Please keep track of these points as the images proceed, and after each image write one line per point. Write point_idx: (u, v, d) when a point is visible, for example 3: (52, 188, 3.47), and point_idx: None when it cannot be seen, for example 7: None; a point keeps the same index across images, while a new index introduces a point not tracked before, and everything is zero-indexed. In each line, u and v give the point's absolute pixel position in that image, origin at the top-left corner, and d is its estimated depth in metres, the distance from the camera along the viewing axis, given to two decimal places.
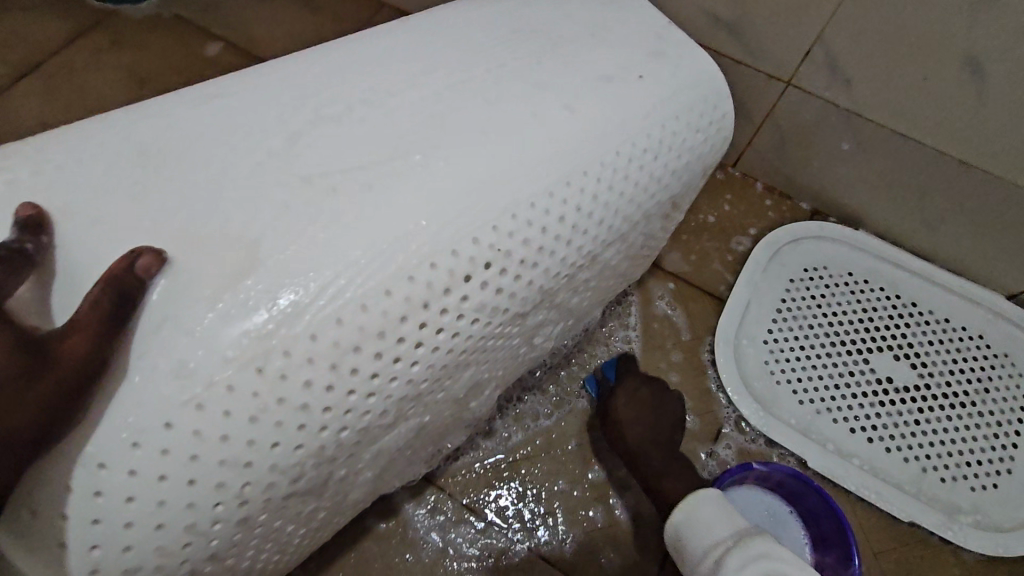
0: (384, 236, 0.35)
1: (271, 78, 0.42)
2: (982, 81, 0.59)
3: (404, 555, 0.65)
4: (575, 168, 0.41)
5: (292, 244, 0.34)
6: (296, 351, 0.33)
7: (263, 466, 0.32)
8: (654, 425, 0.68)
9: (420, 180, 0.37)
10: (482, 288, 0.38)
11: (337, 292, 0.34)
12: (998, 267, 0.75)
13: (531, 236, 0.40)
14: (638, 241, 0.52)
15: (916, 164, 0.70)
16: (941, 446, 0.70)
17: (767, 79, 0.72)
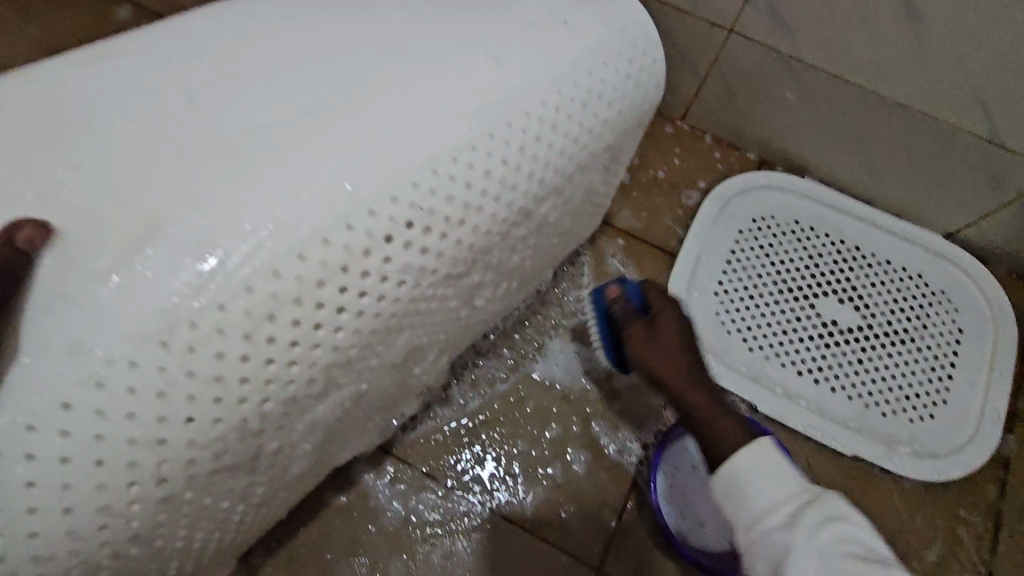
0: (293, 199, 0.33)
1: (164, 35, 0.39)
2: (916, 21, 0.59)
3: (366, 526, 0.65)
4: (498, 120, 0.40)
5: (192, 210, 0.32)
6: (205, 321, 0.31)
7: (178, 442, 0.31)
8: (687, 350, 0.53)
9: (330, 138, 0.35)
10: (406, 248, 0.37)
11: (245, 258, 0.32)
12: (935, 206, 0.77)
13: (455, 191, 0.38)
14: (577, 195, 0.51)
15: (856, 108, 0.70)
16: (882, 382, 0.73)
17: (709, 27, 0.71)
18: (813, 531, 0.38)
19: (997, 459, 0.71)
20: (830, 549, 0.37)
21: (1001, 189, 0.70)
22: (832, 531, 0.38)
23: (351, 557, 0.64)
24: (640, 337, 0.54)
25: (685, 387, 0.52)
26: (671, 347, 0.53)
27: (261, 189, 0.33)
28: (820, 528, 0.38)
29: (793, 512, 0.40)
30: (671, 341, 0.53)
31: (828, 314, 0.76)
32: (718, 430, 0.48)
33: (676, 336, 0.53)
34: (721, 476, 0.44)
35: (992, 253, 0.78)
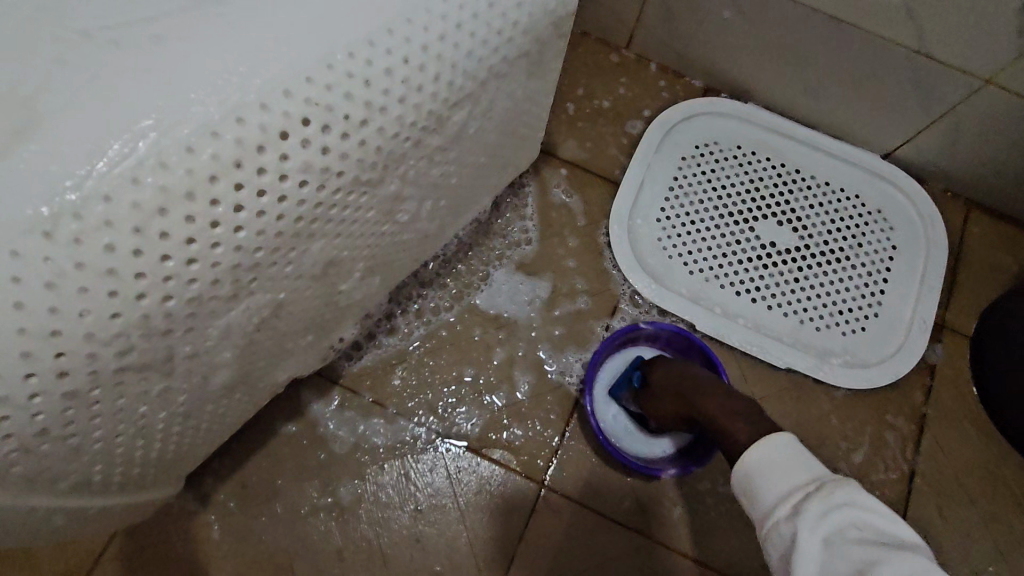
0: (177, 90, 0.33)
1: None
2: None
3: (316, 451, 0.67)
4: (397, 13, 0.38)
5: (71, 103, 0.32)
6: (89, 214, 0.31)
7: (76, 334, 0.32)
8: (682, 386, 0.59)
9: (215, 30, 0.34)
10: (304, 146, 0.36)
11: (128, 151, 0.32)
12: (873, 125, 0.78)
13: (354, 89, 0.37)
14: (499, 106, 0.50)
15: (792, 25, 0.70)
16: (818, 299, 0.75)
17: None
18: (816, 517, 0.38)
19: (925, 367, 0.75)
20: (835, 537, 0.37)
21: (932, 103, 0.71)
22: (839, 517, 0.37)
23: (301, 481, 0.66)
24: (651, 405, 0.63)
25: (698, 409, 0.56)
26: (667, 388, 0.60)
27: (144, 82, 0.33)
28: (824, 515, 0.38)
29: (800, 501, 0.40)
30: (668, 385, 0.60)
31: (768, 235, 0.78)
32: (728, 426, 0.50)
33: (671, 380, 0.61)
34: (737, 475, 0.45)
35: (930, 171, 0.80)
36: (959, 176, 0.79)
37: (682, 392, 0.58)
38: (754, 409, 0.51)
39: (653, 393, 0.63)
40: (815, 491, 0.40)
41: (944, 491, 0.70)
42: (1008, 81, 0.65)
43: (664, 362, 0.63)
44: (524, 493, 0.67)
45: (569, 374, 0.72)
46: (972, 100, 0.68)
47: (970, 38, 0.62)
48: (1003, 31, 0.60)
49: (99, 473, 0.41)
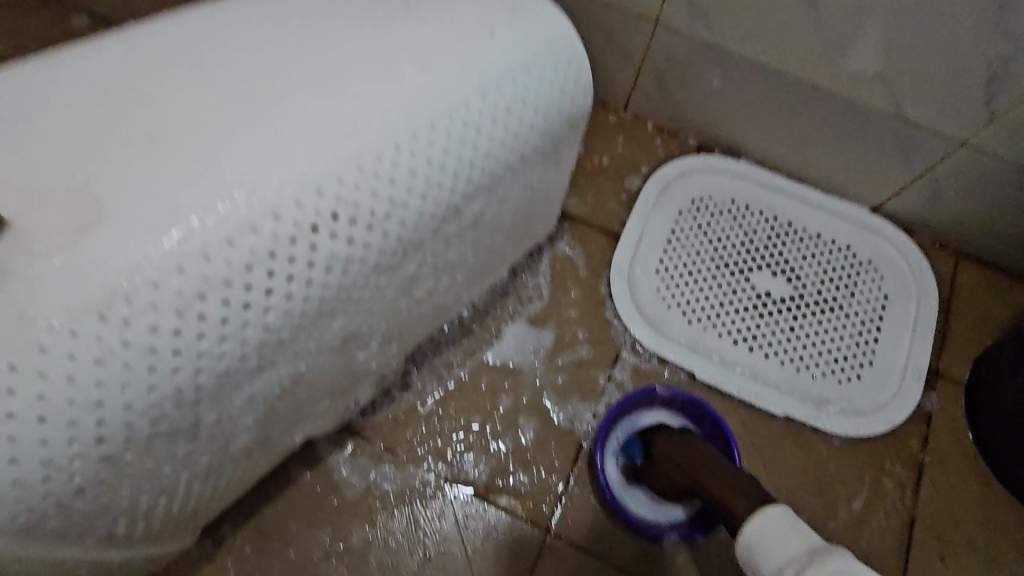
0: (224, 188, 0.38)
1: (112, 41, 0.42)
2: (817, 8, 0.64)
3: (331, 498, 0.70)
4: (422, 122, 0.44)
5: (129, 200, 0.36)
6: (138, 298, 0.36)
7: (116, 406, 0.36)
8: (687, 457, 0.61)
9: (263, 135, 0.39)
10: (330, 238, 0.41)
11: (177, 243, 0.36)
12: (859, 181, 0.82)
13: (378, 187, 0.42)
14: (511, 194, 0.55)
15: (777, 91, 0.75)
16: (813, 347, 0.78)
17: (636, 19, 0.76)
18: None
19: (920, 415, 0.76)
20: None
21: (913, 162, 0.75)
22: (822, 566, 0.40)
23: (315, 527, 0.69)
24: (654, 476, 0.67)
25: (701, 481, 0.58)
26: (672, 460, 0.63)
27: (193, 182, 0.37)
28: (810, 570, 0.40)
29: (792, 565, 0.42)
30: (674, 456, 0.63)
31: (763, 285, 0.81)
32: (728, 500, 0.53)
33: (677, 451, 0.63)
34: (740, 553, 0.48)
35: (918, 224, 0.83)
36: (945, 229, 0.82)
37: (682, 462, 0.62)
38: (755, 485, 0.54)
39: (655, 466, 0.66)
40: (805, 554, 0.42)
41: (944, 540, 0.71)
42: (982, 143, 0.69)
43: (664, 434, 0.67)
44: (529, 541, 0.69)
45: (577, 422, 0.74)
46: (950, 159, 0.72)
47: (943, 105, 0.67)
48: (972, 99, 0.65)
49: (131, 522, 0.45)
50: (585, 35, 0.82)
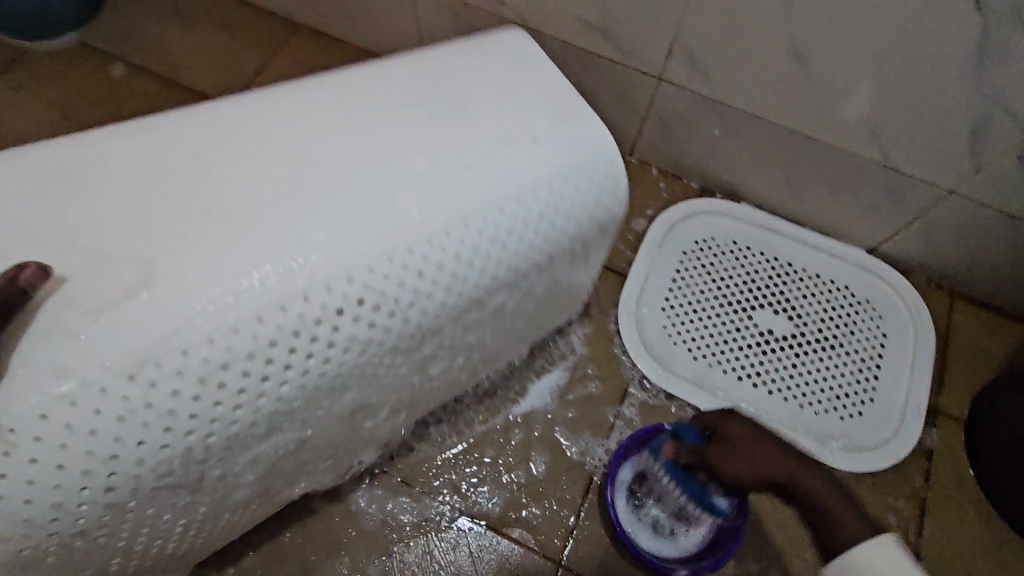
0: (258, 273, 0.44)
1: (205, 116, 0.52)
2: (808, 68, 0.69)
3: (348, 529, 0.72)
4: (456, 221, 0.50)
5: (176, 274, 0.42)
6: (168, 363, 0.41)
7: (128, 458, 0.41)
8: (750, 466, 0.49)
9: (307, 226, 0.46)
10: (353, 321, 0.46)
11: (211, 316, 0.42)
12: (856, 224, 0.86)
13: (406, 278, 0.48)
14: (535, 291, 0.59)
15: (774, 141, 0.80)
16: (815, 385, 0.81)
17: (641, 75, 0.81)
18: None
19: (920, 450, 0.79)
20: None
21: (905, 208, 0.79)
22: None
23: (333, 557, 0.70)
24: (711, 465, 0.53)
25: (778, 482, 0.48)
26: (726, 464, 0.51)
27: (237, 259, 0.44)
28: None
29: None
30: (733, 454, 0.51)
31: (765, 323, 0.84)
32: (808, 485, 0.47)
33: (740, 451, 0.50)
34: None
35: (914, 265, 0.87)
36: (940, 270, 0.86)
37: (764, 470, 0.48)
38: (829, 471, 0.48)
39: (722, 460, 0.52)
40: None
41: None
42: (969, 192, 0.73)
43: (739, 424, 0.51)
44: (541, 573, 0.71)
45: (588, 456, 0.77)
46: (940, 206, 0.77)
47: (929, 157, 0.71)
48: (957, 153, 0.69)
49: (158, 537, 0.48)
50: (592, 86, 0.88)
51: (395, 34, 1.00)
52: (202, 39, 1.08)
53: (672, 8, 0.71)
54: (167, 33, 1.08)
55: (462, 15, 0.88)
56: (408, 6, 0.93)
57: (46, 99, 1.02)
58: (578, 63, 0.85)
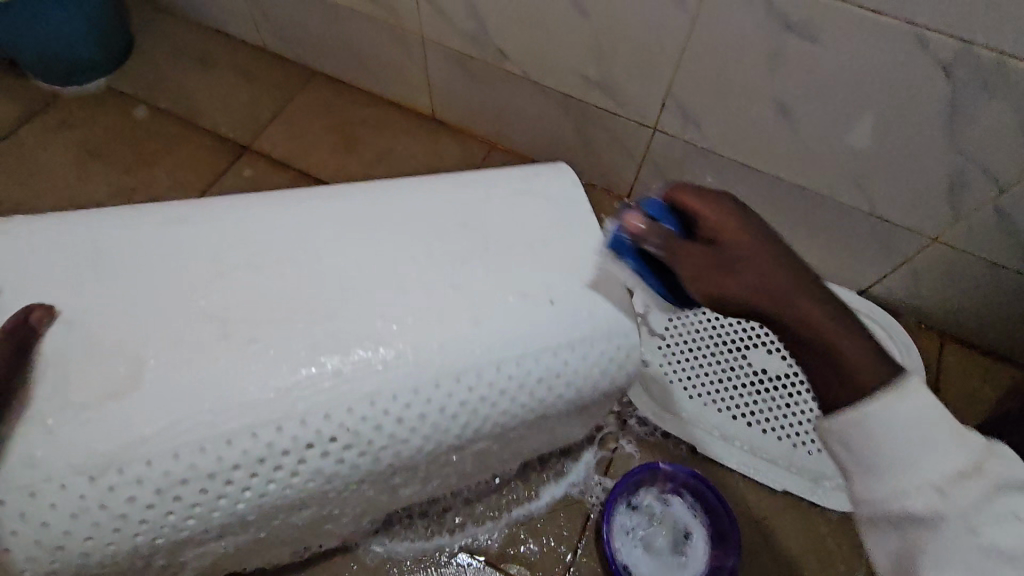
0: (235, 400, 0.43)
1: (232, 210, 0.53)
2: (793, 123, 0.73)
3: (349, 565, 0.73)
4: (447, 373, 0.47)
5: (156, 390, 0.43)
6: (129, 471, 0.42)
7: (75, 548, 0.42)
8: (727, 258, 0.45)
9: (291, 363, 0.45)
10: (321, 456, 0.45)
11: (182, 432, 0.42)
12: (847, 268, 0.88)
13: (386, 423, 0.46)
14: (525, 434, 0.56)
15: (765, 188, 0.83)
16: (808, 424, 0.83)
17: (637, 125, 0.86)
18: (969, 510, 0.35)
19: None
20: (1004, 532, 0.34)
21: (892, 254, 0.82)
22: (998, 505, 0.35)
23: None
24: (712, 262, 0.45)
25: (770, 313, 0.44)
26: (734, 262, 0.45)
27: (221, 387, 0.43)
28: (978, 502, 0.35)
29: (944, 485, 0.36)
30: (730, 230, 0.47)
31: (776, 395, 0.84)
32: (817, 326, 0.43)
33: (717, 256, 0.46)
34: (840, 429, 0.41)
35: (904, 308, 0.90)
36: (930, 313, 0.88)
37: (745, 275, 0.45)
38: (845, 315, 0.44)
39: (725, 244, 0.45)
40: (967, 470, 0.36)
41: None
42: (952, 241, 0.76)
43: (747, 218, 0.47)
44: None
45: (586, 493, 0.78)
46: (925, 253, 0.80)
47: (912, 208, 0.75)
48: (938, 205, 0.73)
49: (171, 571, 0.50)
50: (591, 133, 0.92)
51: (405, 81, 1.05)
52: (222, 84, 1.14)
53: (665, 65, 0.75)
54: (189, 77, 1.15)
55: (468, 66, 0.94)
56: (417, 56, 0.98)
57: (71, 138, 1.08)
58: (577, 112, 0.90)
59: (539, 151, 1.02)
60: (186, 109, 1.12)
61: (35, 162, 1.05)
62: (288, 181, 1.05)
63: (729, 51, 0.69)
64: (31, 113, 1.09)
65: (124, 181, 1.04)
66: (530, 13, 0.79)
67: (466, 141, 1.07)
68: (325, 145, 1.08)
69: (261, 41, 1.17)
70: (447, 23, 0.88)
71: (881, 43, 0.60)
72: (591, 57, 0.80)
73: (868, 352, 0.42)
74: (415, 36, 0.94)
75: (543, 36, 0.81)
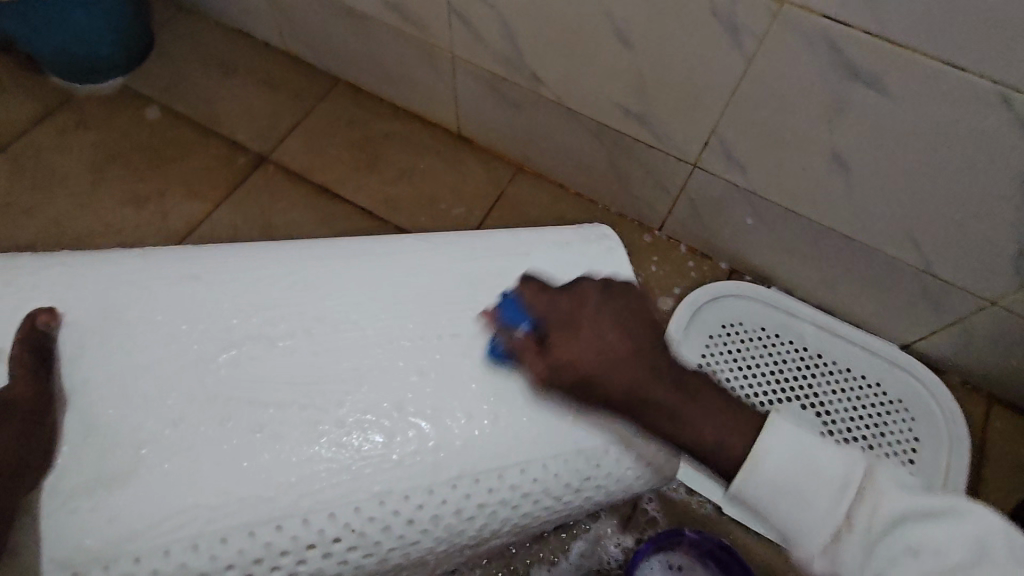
0: (235, 494, 0.41)
1: (246, 271, 0.49)
2: (847, 173, 0.68)
3: None
4: (467, 473, 0.43)
5: (157, 481, 0.41)
6: (116, 566, 0.39)
7: None
8: (605, 365, 0.42)
9: (300, 457, 0.42)
10: (324, 556, 0.42)
11: (174, 529, 0.40)
12: (891, 321, 0.83)
13: (395, 524, 0.42)
14: (545, 526, 0.52)
15: (811, 234, 0.78)
16: None
17: (676, 160, 0.81)
18: (861, 550, 0.38)
19: None
20: (887, 562, 0.36)
21: (943, 312, 0.77)
22: (888, 541, 0.37)
23: None
24: (572, 380, 0.43)
25: (649, 405, 0.43)
26: (601, 370, 0.42)
27: (222, 478, 0.41)
28: (866, 544, 0.38)
29: (835, 533, 0.38)
30: (593, 346, 0.42)
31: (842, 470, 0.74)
32: (697, 424, 0.43)
33: (591, 358, 0.42)
34: (759, 470, 0.40)
35: (950, 366, 0.84)
36: (978, 374, 0.83)
37: (615, 374, 0.42)
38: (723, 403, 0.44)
39: (575, 356, 0.42)
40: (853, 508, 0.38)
41: None
42: (1013, 305, 0.70)
43: (593, 306, 0.44)
44: None
45: (603, 549, 0.75)
46: (981, 314, 0.74)
47: (972, 269, 0.69)
48: (1000, 268, 0.67)
49: None
50: (625, 165, 0.87)
51: (432, 97, 1.01)
52: (243, 91, 1.10)
53: (711, 103, 0.70)
54: (210, 81, 1.11)
55: (498, 88, 0.89)
56: (445, 74, 0.94)
57: (86, 141, 1.05)
58: (612, 142, 0.85)
59: (568, 177, 0.98)
60: (204, 114, 1.08)
61: (48, 165, 1.02)
62: (305, 196, 1.01)
63: (784, 96, 0.64)
64: (47, 112, 1.07)
65: (139, 188, 1.01)
66: (570, 41, 0.74)
67: (492, 162, 1.03)
68: (346, 160, 1.04)
69: (285, 47, 1.13)
70: (479, 43, 0.84)
71: (957, 100, 0.55)
72: (631, 89, 0.75)
73: (722, 417, 0.43)
74: (444, 54, 0.90)
75: (582, 65, 0.76)
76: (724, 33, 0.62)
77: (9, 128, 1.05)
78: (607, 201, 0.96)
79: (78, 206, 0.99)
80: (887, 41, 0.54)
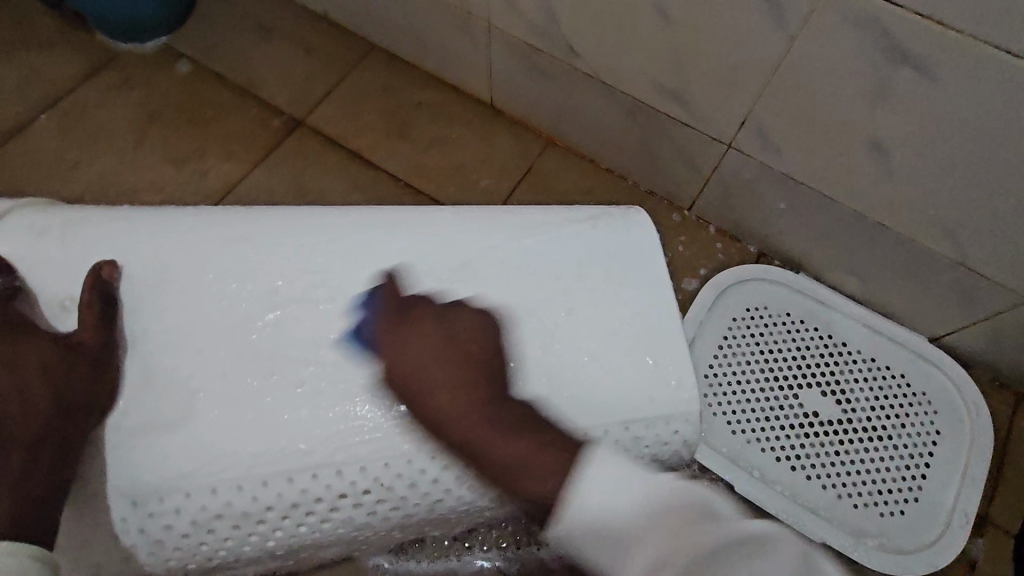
0: (274, 446, 0.44)
1: (289, 235, 0.51)
2: (887, 161, 0.66)
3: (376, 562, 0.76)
4: None
5: (204, 427, 0.44)
6: (169, 500, 0.43)
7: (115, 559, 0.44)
8: (428, 361, 0.44)
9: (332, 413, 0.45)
10: (354, 507, 0.45)
11: (219, 471, 0.43)
12: (921, 315, 0.82)
13: (420, 481, 0.45)
14: None
15: (845, 221, 0.77)
16: (856, 475, 0.77)
17: (710, 140, 0.80)
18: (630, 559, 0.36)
19: (962, 560, 0.76)
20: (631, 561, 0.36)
21: (977, 307, 0.76)
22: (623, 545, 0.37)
23: None
24: (413, 390, 0.44)
25: (451, 427, 0.43)
26: (418, 369, 0.44)
27: (263, 428, 0.44)
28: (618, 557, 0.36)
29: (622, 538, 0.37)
30: (418, 356, 0.44)
31: None
32: (487, 444, 0.42)
33: (435, 357, 0.44)
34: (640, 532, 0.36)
35: (980, 361, 0.83)
36: (1007, 371, 0.82)
37: (437, 395, 0.43)
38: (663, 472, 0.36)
39: (408, 353, 0.44)
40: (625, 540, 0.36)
41: None
42: None
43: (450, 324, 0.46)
44: None
45: None
46: (1016, 311, 0.73)
47: (1010, 265, 0.68)
48: None
49: None
50: (658, 142, 0.86)
51: (466, 66, 1.00)
52: (280, 55, 1.11)
53: (751, 83, 0.69)
54: (247, 43, 1.12)
55: (533, 60, 0.88)
56: (480, 43, 0.93)
57: (131, 99, 1.08)
58: (646, 119, 0.84)
59: (600, 153, 0.97)
60: (241, 77, 1.10)
61: (95, 123, 1.05)
62: (339, 162, 1.03)
63: (826, 81, 0.63)
64: (93, 69, 1.10)
65: (180, 148, 1.04)
66: (608, 13, 0.73)
67: (523, 135, 1.03)
68: (379, 127, 1.05)
69: (321, 11, 1.13)
70: (516, 14, 0.83)
71: (1010, 90, 0.53)
72: (668, 67, 0.74)
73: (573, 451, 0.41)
74: (480, 23, 0.89)
75: (618, 38, 0.75)
76: (768, 10, 0.60)
77: (58, 84, 1.08)
78: (638, 178, 0.96)
79: (123, 164, 1.02)
80: (939, 26, 0.52)
